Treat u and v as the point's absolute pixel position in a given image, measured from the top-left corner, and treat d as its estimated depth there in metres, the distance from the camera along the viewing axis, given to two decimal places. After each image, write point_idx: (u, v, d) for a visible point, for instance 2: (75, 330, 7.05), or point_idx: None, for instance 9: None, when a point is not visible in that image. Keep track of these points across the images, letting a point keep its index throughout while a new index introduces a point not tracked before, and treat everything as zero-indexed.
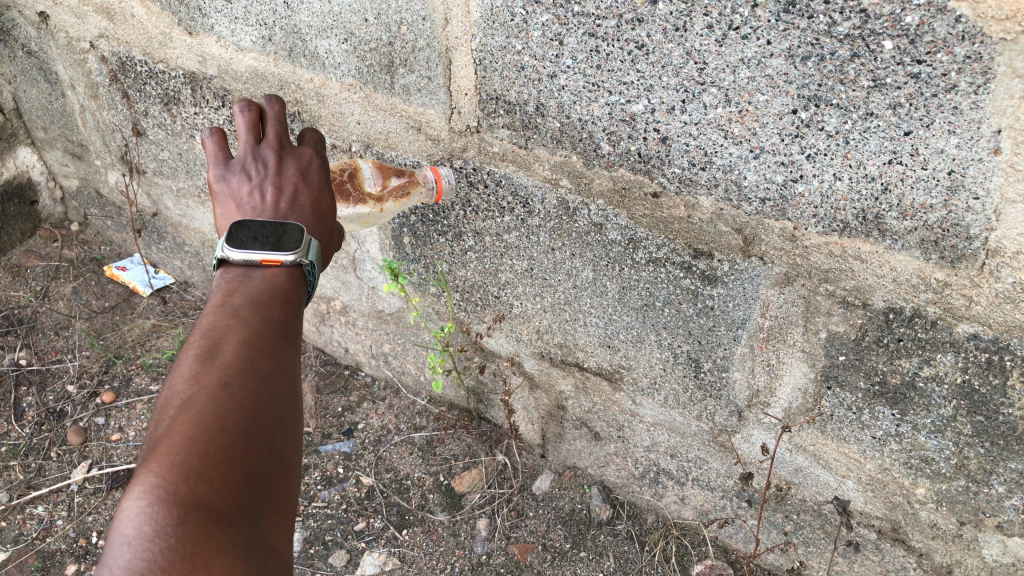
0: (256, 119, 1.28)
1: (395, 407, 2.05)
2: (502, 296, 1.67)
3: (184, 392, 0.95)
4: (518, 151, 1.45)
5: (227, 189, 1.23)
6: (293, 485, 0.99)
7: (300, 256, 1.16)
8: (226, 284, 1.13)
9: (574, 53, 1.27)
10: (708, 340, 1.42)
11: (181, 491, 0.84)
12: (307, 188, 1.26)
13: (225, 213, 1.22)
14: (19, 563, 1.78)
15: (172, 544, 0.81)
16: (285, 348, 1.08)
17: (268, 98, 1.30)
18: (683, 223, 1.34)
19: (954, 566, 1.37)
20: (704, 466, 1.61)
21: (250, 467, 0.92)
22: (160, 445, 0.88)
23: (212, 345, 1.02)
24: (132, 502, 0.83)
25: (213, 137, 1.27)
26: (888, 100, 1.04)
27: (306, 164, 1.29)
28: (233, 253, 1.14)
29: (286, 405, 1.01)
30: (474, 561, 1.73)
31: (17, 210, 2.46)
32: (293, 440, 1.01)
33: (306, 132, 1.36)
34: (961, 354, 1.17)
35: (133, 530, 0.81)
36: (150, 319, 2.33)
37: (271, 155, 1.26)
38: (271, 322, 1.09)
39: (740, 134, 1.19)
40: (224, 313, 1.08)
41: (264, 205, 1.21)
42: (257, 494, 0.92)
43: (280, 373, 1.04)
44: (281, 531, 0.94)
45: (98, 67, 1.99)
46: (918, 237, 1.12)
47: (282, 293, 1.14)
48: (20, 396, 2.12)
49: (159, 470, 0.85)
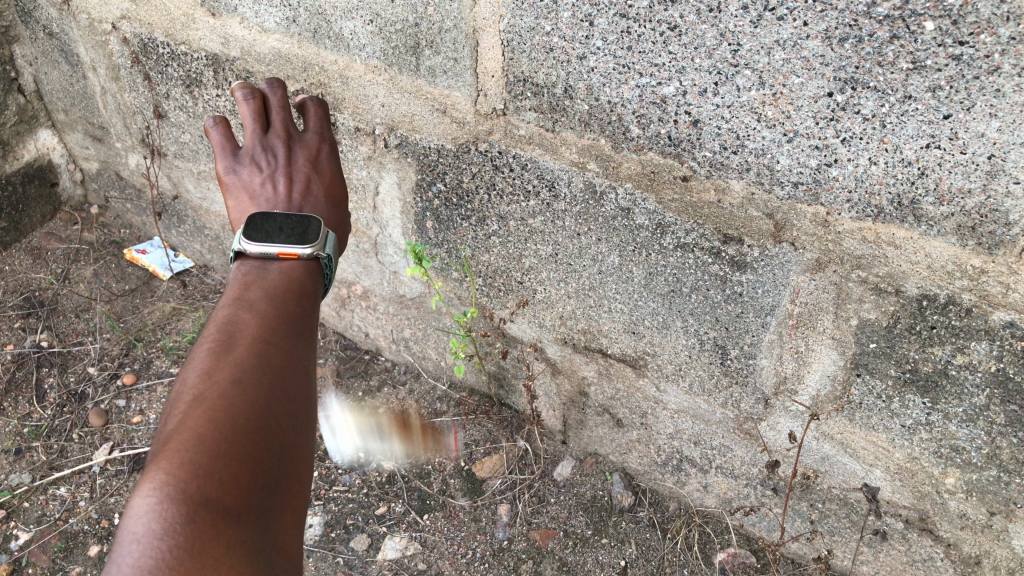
0: (260, 108, 1.31)
1: (415, 392, 2.04)
2: (526, 281, 1.66)
3: (196, 386, 0.94)
4: (545, 134, 1.43)
5: (238, 180, 1.26)
6: (306, 483, 0.97)
7: (318, 249, 1.19)
8: (243, 277, 1.14)
9: (604, 33, 1.25)
10: (736, 326, 1.41)
11: (191, 489, 0.82)
12: (318, 178, 1.31)
13: (238, 205, 1.25)
14: (43, 543, 1.79)
15: (181, 542, 0.79)
16: (300, 342, 1.08)
17: (269, 84, 1.33)
18: (712, 208, 1.32)
19: (983, 557, 1.36)
20: (728, 454, 1.59)
21: (261, 464, 0.90)
22: (171, 441, 0.87)
23: (227, 339, 1.02)
24: (140, 500, 0.81)
25: (217, 127, 1.29)
26: (927, 82, 1.02)
27: (315, 153, 1.34)
28: (251, 246, 1.15)
29: (299, 402, 1.00)
30: (496, 546, 1.73)
31: (37, 191, 2.47)
32: (306, 437, 0.99)
33: (308, 104, 1.40)
34: (997, 342, 1.15)
35: (142, 528, 0.80)
36: (170, 302, 2.33)
37: (280, 145, 1.29)
38: (286, 316, 1.08)
39: (774, 117, 1.17)
40: (241, 307, 1.07)
41: (278, 196, 1.24)
42: (268, 490, 0.90)
43: (294, 368, 1.03)
44: (293, 529, 0.92)
45: (119, 49, 1.98)
46: (954, 223, 1.10)
47: (297, 287, 1.14)
48: (41, 378, 2.12)
49: (169, 466, 0.84)
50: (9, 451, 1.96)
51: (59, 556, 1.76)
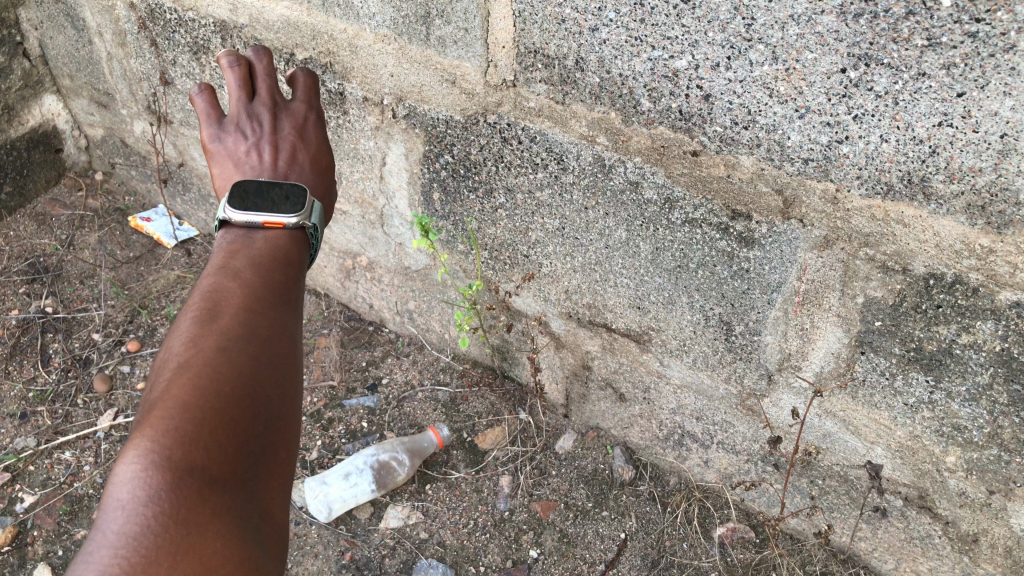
0: (246, 74, 1.29)
1: (419, 363, 2.05)
2: (532, 255, 1.66)
3: (181, 355, 0.94)
4: (554, 106, 1.43)
5: (224, 148, 1.26)
6: (291, 452, 0.98)
7: (303, 219, 1.18)
8: (228, 245, 1.13)
9: (617, 6, 1.25)
10: (742, 303, 1.41)
11: (176, 456, 0.82)
12: (304, 148, 1.30)
13: (223, 173, 1.25)
14: (48, 506, 1.80)
15: (166, 509, 0.79)
16: (286, 311, 1.07)
17: (256, 50, 1.31)
18: (722, 183, 1.32)
19: (981, 536, 1.37)
20: (730, 430, 1.60)
21: (247, 433, 0.90)
22: (156, 409, 0.87)
23: (212, 308, 1.01)
24: (125, 467, 0.81)
25: (203, 94, 1.28)
26: (942, 59, 1.02)
27: (301, 122, 1.33)
28: (235, 215, 1.14)
29: (284, 371, 1.00)
30: (497, 517, 1.75)
31: (42, 157, 2.46)
32: (292, 406, 0.99)
33: (298, 75, 1.39)
34: (1002, 322, 1.15)
35: (127, 495, 0.79)
36: (175, 270, 2.33)
37: (266, 113, 1.28)
38: (272, 286, 1.08)
39: (786, 93, 1.17)
40: (225, 276, 1.06)
41: (263, 164, 1.24)
42: (253, 458, 0.90)
43: (280, 338, 1.03)
44: (278, 497, 0.93)
45: (126, 14, 1.97)
46: (964, 202, 1.10)
47: (283, 257, 1.14)
48: (46, 343, 2.13)
49: (154, 434, 0.83)
50: (15, 416, 1.98)
51: (64, 519, 1.78)
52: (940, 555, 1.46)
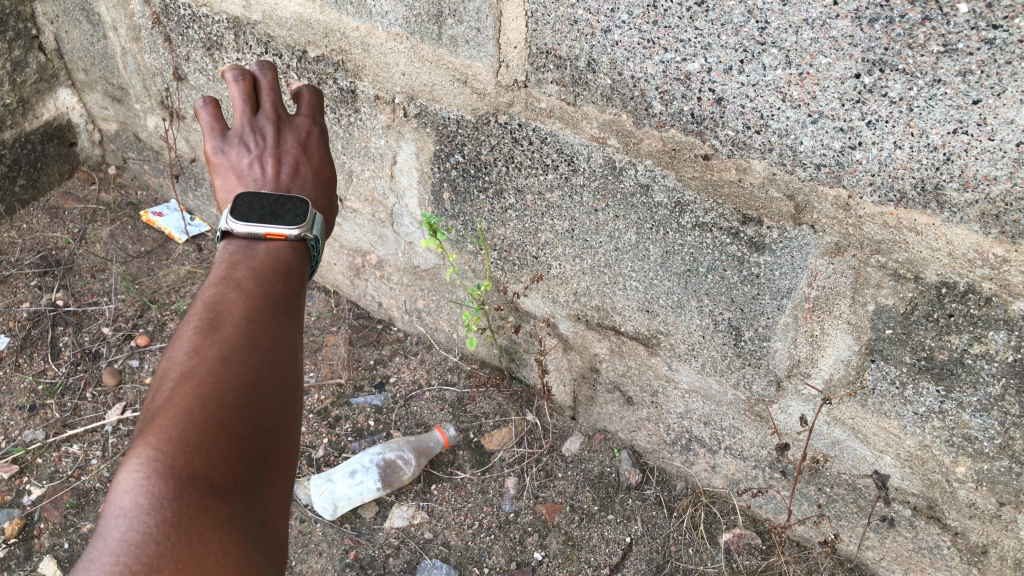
0: (251, 88, 1.29)
1: (426, 362, 2.05)
2: (541, 256, 1.66)
3: (183, 364, 0.94)
4: (565, 107, 1.42)
5: (226, 160, 1.25)
6: (291, 462, 0.97)
7: (305, 230, 1.18)
8: (229, 256, 1.13)
9: (630, 7, 1.24)
10: (751, 308, 1.40)
11: (178, 464, 0.82)
12: (307, 161, 1.30)
13: (225, 184, 1.25)
14: (54, 499, 1.81)
15: (167, 518, 0.79)
16: (287, 322, 1.07)
17: (260, 65, 1.31)
18: (733, 187, 1.31)
19: (990, 547, 1.36)
20: (738, 435, 1.59)
21: (247, 443, 0.90)
22: (158, 418, 0.86)
23: (214, 317, 1.01)
24: (127, 475, 0.81)
25: (207, 107, 1.28)
26: (958, 66, 1.01)
27: (304, 136, 1.33)
28: (238, 226, 1.14)
29: (286, 381, 1.00)
30: (502, 519, 1.74)
31: (56, 150, 2.47)
32: (293, 417, 0.99)
33: (303, 90, 1.38)
34: (1015, 332, 1.14)
35: (129, 502, 0.79)
36: (185, 265, 2.33)
37: (269, 126, 1.28)
38: (274, 296, 1.08)
39: (799, 98, 1.15)
40: (227, 286, 1.06)
41: (266, 177, 1.24)
42: (254, 468, 0.90)
43: (282, 348, 1.03)
44: (279, 507, 0.93)
45: (141, 9, 1.98)
46: (978, 211, 1.09)
47: (285, 267, 1.14)
48: (56, 336, 2.14)
49: (156, 442, 0.83)
50: (24, 408, 1.99)
51: (70, 513, 1.78)
52: (948, 566, 1.44)
